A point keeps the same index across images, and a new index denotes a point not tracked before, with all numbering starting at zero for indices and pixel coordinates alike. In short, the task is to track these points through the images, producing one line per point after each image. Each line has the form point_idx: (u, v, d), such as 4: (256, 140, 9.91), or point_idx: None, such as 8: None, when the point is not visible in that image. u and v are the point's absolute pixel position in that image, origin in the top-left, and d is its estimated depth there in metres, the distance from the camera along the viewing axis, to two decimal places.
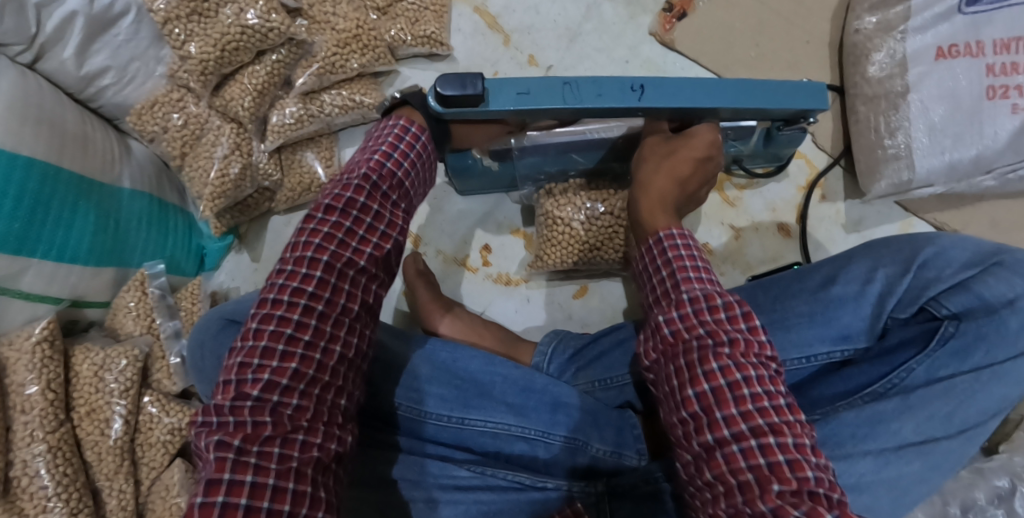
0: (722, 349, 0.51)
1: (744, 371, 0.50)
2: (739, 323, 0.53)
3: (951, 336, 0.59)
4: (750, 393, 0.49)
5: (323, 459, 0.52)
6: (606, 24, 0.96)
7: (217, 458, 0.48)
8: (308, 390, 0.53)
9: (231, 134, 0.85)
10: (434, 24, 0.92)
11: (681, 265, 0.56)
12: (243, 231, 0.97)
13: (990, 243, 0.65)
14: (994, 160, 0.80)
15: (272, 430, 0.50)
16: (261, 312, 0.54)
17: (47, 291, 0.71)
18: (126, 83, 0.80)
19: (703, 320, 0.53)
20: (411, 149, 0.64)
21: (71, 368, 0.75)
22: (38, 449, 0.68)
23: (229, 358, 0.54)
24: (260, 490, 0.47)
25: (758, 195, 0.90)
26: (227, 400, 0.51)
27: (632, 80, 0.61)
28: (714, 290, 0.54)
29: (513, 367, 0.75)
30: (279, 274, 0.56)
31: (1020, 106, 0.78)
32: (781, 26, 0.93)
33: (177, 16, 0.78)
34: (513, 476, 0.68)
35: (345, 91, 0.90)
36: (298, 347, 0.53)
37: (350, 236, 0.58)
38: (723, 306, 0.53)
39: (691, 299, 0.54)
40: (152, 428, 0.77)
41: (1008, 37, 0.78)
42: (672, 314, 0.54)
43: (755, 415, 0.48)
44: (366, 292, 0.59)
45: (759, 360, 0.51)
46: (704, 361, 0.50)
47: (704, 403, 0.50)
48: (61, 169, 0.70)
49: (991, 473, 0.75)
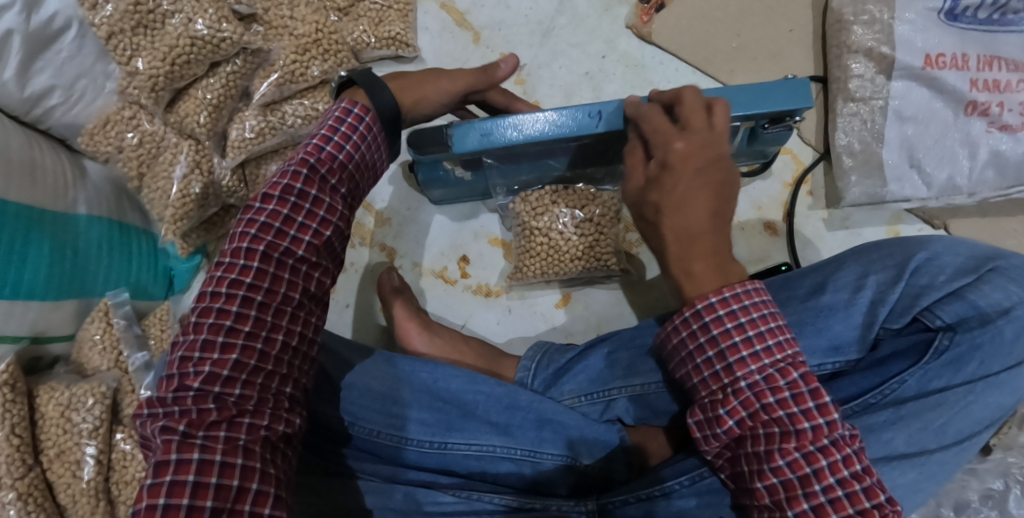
0: (789, 443, 0.50)
1: (814, 464, 0.49)
2: (806, 403, 0.50)
3: (946, 348, 0.57)
4: (821, 486, 0.49)
5: (270, 439, 0.52)
6: (579, 17, 0.91)
7: (165, 441, 0.49)
8: (251, 379, 0.52)
9: (190, 151, 0.80)
10: (399, 24, 0.88)
11: (730, 344, 0.52)
12: (211, 250, 0.92)
13: (986, 246, 0.64)
14: (975, 184, 0.80)
15: (217, 415, 0.50)
16: (201, 306, 0.53)
17: (6, 330, 0.67)
18: (75, 102, 0.75)
19: (764, 408, 0.51)
20: (355, 132, 0.60)
21: (36, 408, 0.72)
22: (7, 497, 0.66)
23: (172, 353, 0.54)
24: (207, 466, 0.48)
25: (743, 194, 0.86)
26: (170, 392, 0.51)
27: (587, 108, 0.66)
28: (772, 370, 0.51)
29: (495, 385, 0.72)
30: (218, 267, 0.55)
31: (994, 126, 0.78)
32: (763, 14, 0.89)
33: (121, 30, 0.73)
34: (500, 499, 0.65)
35: (308, 101, 0.85)
36: (239, 339, 0.52)
37: (290, 223, 0.56)
38: (787, 386, 0.51)
39: (748, 386, 0.52)
40: (127, 465, 0.74)
41: (990, 55, 0.77)
42: (730, 406, 0.52)
43: (830, 510, 0.49)
44: (308, 280, 0.57)
45: (832, 443, 0.49)
46: (770, 458, 0.50)
47: (773, 495, 0.50)
48: (8, 202, 0.65)
49: (986, 474, 0.74)
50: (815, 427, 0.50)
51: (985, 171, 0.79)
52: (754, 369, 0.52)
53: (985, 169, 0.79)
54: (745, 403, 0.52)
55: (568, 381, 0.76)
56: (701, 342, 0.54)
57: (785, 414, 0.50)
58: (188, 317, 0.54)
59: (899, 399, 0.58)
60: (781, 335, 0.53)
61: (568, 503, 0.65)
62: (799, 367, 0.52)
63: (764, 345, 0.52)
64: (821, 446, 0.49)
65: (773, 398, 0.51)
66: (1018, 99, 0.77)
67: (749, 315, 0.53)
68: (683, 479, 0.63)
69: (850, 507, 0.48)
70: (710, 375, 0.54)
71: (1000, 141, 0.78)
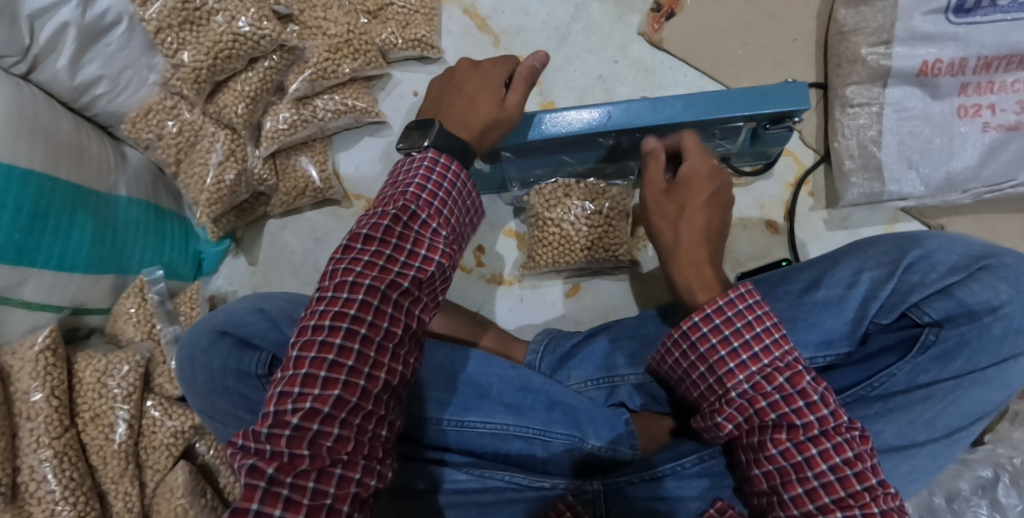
0: (780, 434, 0.54)
1: (805, 452, 0.53)
2: (795, 402, 0.54)
3: (931, 343, 0.60)
4: (813, 471, 0.52)
5: (361, 495, 0.50)
6: (594, 24, 0.96)
7: (248, 485, 0.47)
8: (349, 419, 0.52)
9: (226, 140, 0.86)
10: (424, 27, 0.93)
11: (718, 358, 0.57)
12: (239, 235, 0.98)
13: (981, 244, 0.65)
14: (968, 180, 0.83)
15: (309, 463, 0.49)
16: (302, 339, 0.54)
17: (48, 300, 0.72)
18: (120, 91, 0.81)
19: (757, 411, 0.55)
20: (444, 180, 0.61)
21: (74, 374, 0.77)
22: (44, 455, 0.71)
23: (271, 388, 0.54)
24: (294, 505, 0.47)
25: (747, 193, 0.90)
26: (266, 427, 0.51)
27: (599, 108, 0.71)
28: (759, 377, 0.55)
29: (509, 367, 0.75)
30: (320, 302, 0.55)
31: (991, 125, 0.81)
32: (768, 23, 0.93)
33: (169, 25, 0.78)
34: (510, 477, 0.67)
35: (338, 96, 0.91)
36: (341, 374, 0.52)
37: (392, 262, 0.57)
38: (775, 387, 0.54)
39: (739, 395, 0.56)
40: (156, 431, 0.80)
41: (993, 56, 0.78)
42: (725, 413, 0.57)
43: (822, 494, 0.52)
44: (409, 317, 0.57)
45: (822, 433, 0.53)
46: (762, 448, 0.54)
47: (771, 480, 0.54)
48: (58, 181, 0.70)
49: (977, 464, 0.77)
50: (805, 421, 0.53)
51: (979, 168, 0.82)
52: (743, 378, 0.56)
53: (978, 166, 0.82)
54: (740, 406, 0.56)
55: (575, 367, 0.79)
56: (693, 357, 0.58)
57: (776, 413, 0.54)
58: (288, 351, 0.54)
59: (887, 393, 0.61)
60: (769, 338, 0.55)
61: (576, 483, 0.67)
62: (787, 370, 0.54)
63: (749, 353, 0.56)
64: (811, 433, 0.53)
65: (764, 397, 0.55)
66: (1010, 99, 0.80)
67: (737, 326, 0.56)
68: (687, 461, 0.66)
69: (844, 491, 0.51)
70: (707, 384, 0.59)
71: (992, 139, 0.81)
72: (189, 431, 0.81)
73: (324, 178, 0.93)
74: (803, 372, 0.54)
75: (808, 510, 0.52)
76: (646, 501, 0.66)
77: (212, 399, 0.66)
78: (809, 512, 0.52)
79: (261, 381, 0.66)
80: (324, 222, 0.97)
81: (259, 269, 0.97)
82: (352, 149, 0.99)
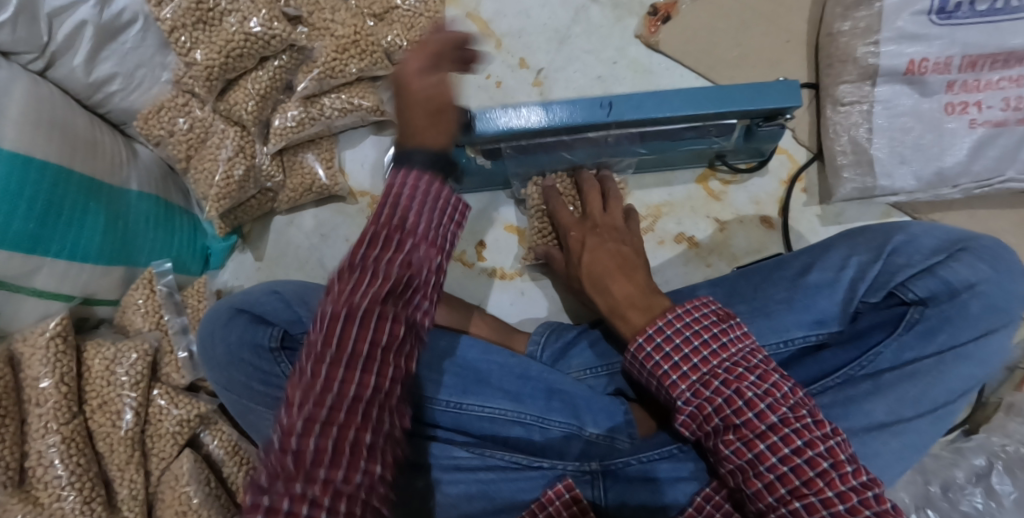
0: (740, 428, 0.56)
1: (766, 440, 0.54)
2: (744, 395, 0.56)
3: (916, 321, 0.62)
4: (778, 458, 0.54)
5: None
6: (593, 27, 0.99)
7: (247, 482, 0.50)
8: None
9: (236, 137, 0.89)
10: (429, 30, 0.96)
11: (670, 365, 0.60)
12: (246, 231, 1.00)
13: (959, 229, 0.67)
14: (959, 175, 0.85)
15: None
16: None
17: (60, 289, 0.74)
18: (133, 88, 0.83)
19: (715, 410, 0.58)
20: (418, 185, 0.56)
21: (83, 362, 0.79)
22: (52, 440, 0.72)
23: None
24: None
25: (742, 190, 0.93)
26: None
27: (601, 98, 0.70)
28: (710, 377, 0.58)
29: (509, 356, 0.76)
30: None
31: (978, 121, 0.83)
32: (762, 26, 0.96)
33: (183, 25, 0.80)
34: (511, 457, 0.69)
35: (345, 95, 0.93)
36: None
37: (374, 281, 0.46)
38: (724, 385, 0.57)
39: (691, 399, 0.59)
40: (163, 419, 0.81)
41: (977, 54, 0.81)
42: (688, 414, 0.60)
43: (792, 477, 0.53)
44: None
45: (779, 419, 0.55)
46: (727, 443, 0.57)
47: (744, 473, 0.56)
48: (72, 172, 0.72)
49: (970, 452, 0.80)
50: (758, 414, 0.55)
51: (969, 163, 0.84)
52: (695, 380, 0.59)
53: (968, 161, 0.84)
54: (701, 404, 0.59)
55: (575, 355, 0.81)
56: (658, 358, 0.60)
57: (732, 410, 0.56)
58: None
59: (876, 371, 0.62)
60: (724, 335, 0.59)
61: (574, 465, 0.68)
62: (735, 368, 0.58)
63: (699, 357, 0.59)
64: (779, 418, 0.55)
65: (725, 393, 0.57)
66: (996, 96, 0.82)
67: (682, 335, 0.59)
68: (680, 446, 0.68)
69: (823, 483, 0.52)
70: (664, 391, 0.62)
71: (980, 134, 0.83)
72: (195, 419, 0.83)
73: (329, 174, 0.96)
74: (749, 369, 0.57)
75: (781, 496, 0.54)
76: (642, 481, 0.67)
77: (228, 370, 0.70)
78: (783, 497, 0.54)
79: (274, 354, 0.69)
80: (330, 218, 1.00)
81: (266, 264, 1.00)
82: (358, 146, 1.01)
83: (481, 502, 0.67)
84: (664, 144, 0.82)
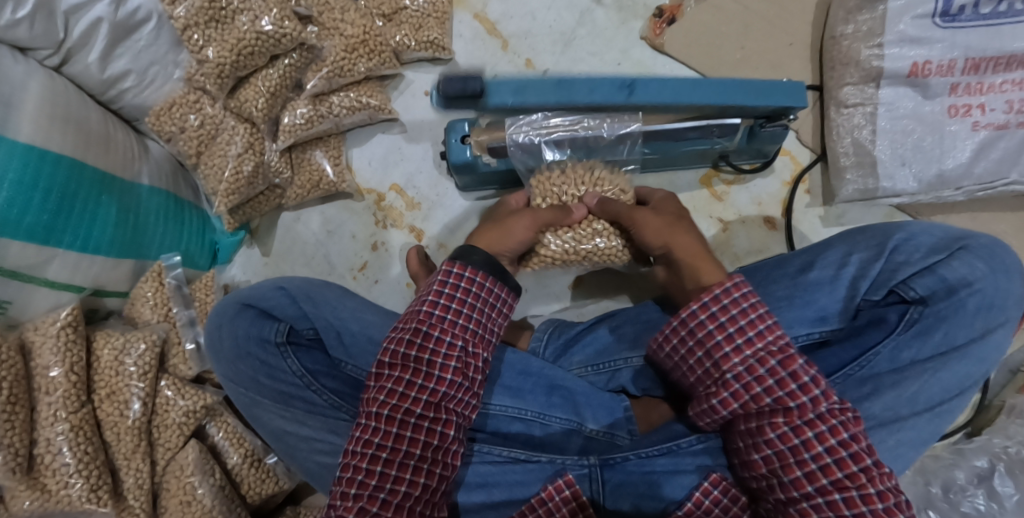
0: (788, 412, 0.56)
1: (813, 428, 0.55)
2: (801, 379, 0.56)
3: (915, 319, 0.63)
4: (823, 447, 0.55)
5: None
6: (598, 29, 1.00)
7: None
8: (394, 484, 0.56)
9: (246, 133, 0.89)
10: (437, 30, 0.97)
11: (727, 336, 0.59)
12: (254, 226, 1.01)
13: (956, 228, 0.67)
14: (960, 178, 0.85)
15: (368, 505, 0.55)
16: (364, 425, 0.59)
17: (71, 280, 0.75)
18: (147, 85, 0.84)
19: (764, 390, 0.57)
20: (467, 294, 0.63)
21: (93, 352, 0.80)
22: (60, 428, 0.74)
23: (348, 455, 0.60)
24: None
25: (745, 190, 0.93)
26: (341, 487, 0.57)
27: (620, 80, 0.74)
28: (765, 355, 0.57)
29: (509, 351, 0.76)
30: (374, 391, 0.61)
31: (980, 124, 0.84)
32: (765, 29, 0.97)
33: (196, 23, 0.81)
34: (507, 452, 0.70)
35: (353, 94, 0.95)
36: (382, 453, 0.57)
37: (412, 385, 0.59)
38: (781, 366, 0.57)
39: (737, 376, 0.58)
40: (169, 410, 0.82)
41: (979, 57, 0.82)
42: (734, 392, 0.58)
43: (835, 468, 0.55)
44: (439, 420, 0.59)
45: (827, 410, 0.56)
46: (773, 426, 0.57)
47: (781, 460, 0.56)
48: (85, 165, 0.74)
49: (972, 454, 0.81)
50: (811, 401, 0.56)
51: (970, 166, 0.85)
52: (748, 356, 0.58)
53: (969, 164, 0.85)
54: (749, 383, 0.58)
55: (577, 352, 0.81)
56: (714, 328, 0.59)
57: (784, 392, 0.57)
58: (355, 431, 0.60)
59: (875, 371, 0.63)
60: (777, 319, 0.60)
61: (572, 458, 0.68)
62: (788, 349, 0.58)
63: (756, 332, 0.58)
64: (826, 409, 0.56)
65: (779, 374, 0.57)
66: (998, 99, 0.83)
67: (746, 310, 0.59)
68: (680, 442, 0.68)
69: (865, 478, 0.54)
70: (704, 369, 0.61)
71: (982, 137, 0.84)
72: (200, 410, 0.84)
73: (338, 171, 0.98)
74: (797, 355, 0.58)
75: (822, 485, 0.55)
76: (642, 476, 0.68)
77: (236, 364, 0.71)
78: (822, 486, 0.55)
79: (280, 348, 0.72)
80: (337, 215, 1.01)
81: (273, 260, 1.01)
82: (364, 145, 1.03)
83: (480, 495, 0.68)
84: (666, 144, 0.82)
